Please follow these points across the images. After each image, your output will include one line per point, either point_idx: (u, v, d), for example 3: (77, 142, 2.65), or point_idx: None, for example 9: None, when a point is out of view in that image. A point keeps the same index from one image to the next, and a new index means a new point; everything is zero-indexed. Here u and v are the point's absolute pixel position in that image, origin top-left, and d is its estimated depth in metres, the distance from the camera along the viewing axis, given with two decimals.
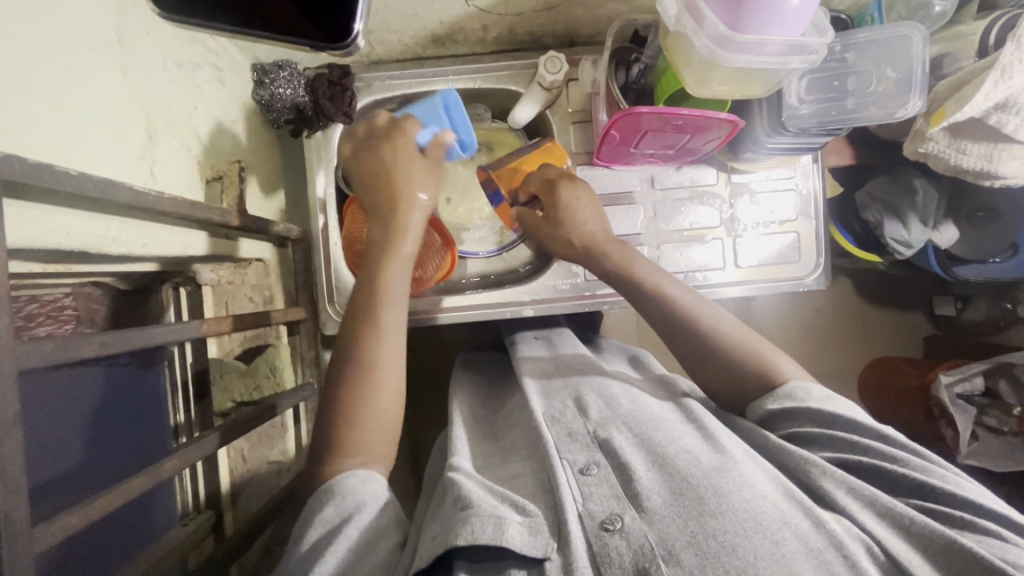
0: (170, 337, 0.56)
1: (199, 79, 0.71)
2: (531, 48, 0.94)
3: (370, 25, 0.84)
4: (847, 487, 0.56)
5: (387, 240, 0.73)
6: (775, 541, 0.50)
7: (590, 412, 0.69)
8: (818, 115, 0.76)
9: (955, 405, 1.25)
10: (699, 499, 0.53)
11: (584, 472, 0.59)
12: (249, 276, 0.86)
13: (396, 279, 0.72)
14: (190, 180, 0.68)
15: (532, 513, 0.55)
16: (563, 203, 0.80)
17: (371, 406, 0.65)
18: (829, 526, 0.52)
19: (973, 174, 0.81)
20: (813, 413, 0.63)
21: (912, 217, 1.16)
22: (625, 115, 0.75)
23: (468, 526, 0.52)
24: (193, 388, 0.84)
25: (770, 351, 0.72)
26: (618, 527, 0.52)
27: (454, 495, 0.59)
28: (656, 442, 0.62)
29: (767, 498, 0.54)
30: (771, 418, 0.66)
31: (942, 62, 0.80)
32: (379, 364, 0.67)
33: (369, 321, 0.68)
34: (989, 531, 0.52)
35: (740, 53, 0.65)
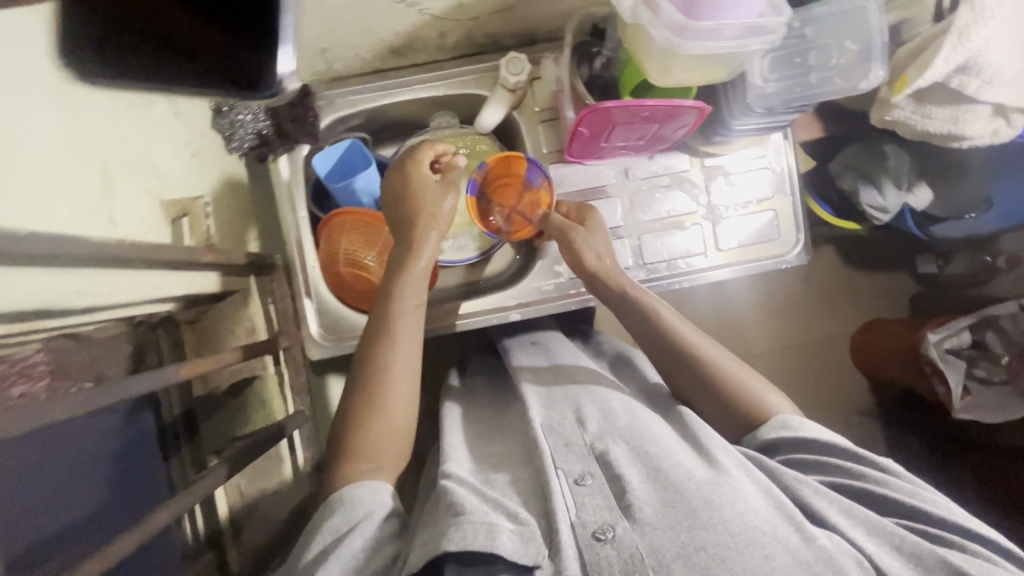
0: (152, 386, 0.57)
1: (154, 117, 0.69)
2: (491, 50, 0.92)
3: (326, 44, 0.80)
4: (840, 508, 0.58)
5: (404, 259, 0.76)
6: (765, 555, 0.51)
7: (587, 424, 0.67)
8: (783, 93, 0.77)
9: (945, 361, 1.27)
10: (691, 510, 0.54)
11: (580, 482, 0.59)
12: (227, 310, 0.87)
13: (411, 300, 0.74)
14: (151, 222, 0.66)
15: (525, 520, 0.56)
16: (591, 225, 0.86)
17: (385, 412, 0.68)
18: (818, 542, 0.53)
19: (940, 138, 0.82)
20: (809, 442, 0.65)
21: (887, 181, 1.17)
22: (591, 111, 0.74)
23: (460, 532, 0.53)
24: (184, 426, 0.85)
25: (756, 383, 0.74)
26: (610, 537, 0.54)
27: (447, 504, 0.59)
28: (655, 456, 0.61)
29: (759, 513, 0.54)
30: (765, 448, 0.67)
31: (900, 29, 0.79)
32: (393, 372, 0.70)
33: (385, 388, 0.69)
34: (974, 552, 0.55)
35: (699, 41, 0.65)
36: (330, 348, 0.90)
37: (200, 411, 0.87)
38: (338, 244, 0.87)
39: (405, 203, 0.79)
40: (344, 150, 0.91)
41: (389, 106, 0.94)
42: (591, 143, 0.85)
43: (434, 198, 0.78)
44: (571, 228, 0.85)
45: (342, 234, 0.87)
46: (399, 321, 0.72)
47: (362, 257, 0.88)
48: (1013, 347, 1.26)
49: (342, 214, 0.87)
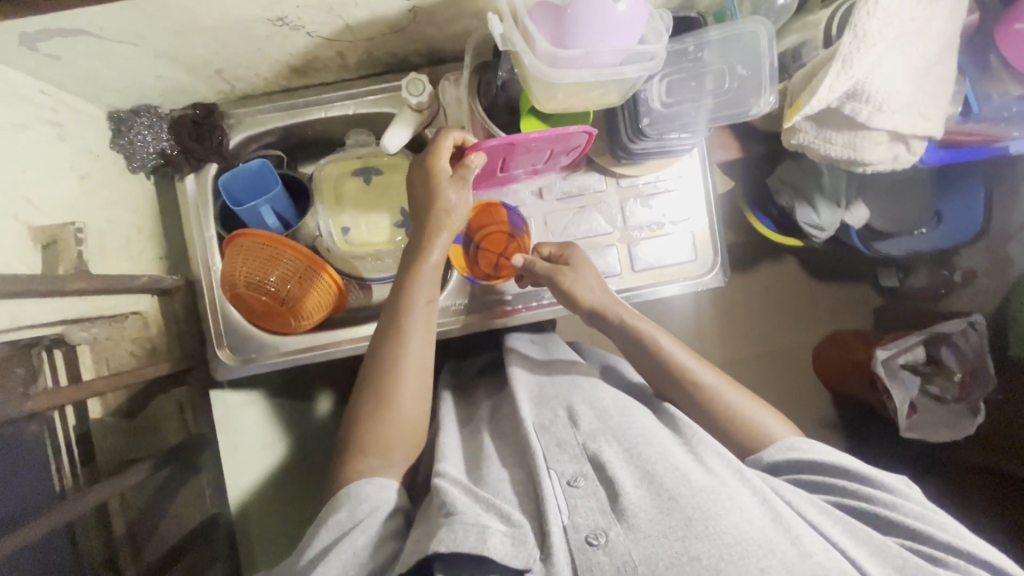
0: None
1: (29, 140, 0.69)
2: (400, 68, 0.91)
3: (218, 65, 0.79)
4: (846, 526, 0.59)
5: (419, 254, 0.75)
6: (760, 568, 0.51)
7: (580, 422, 0.68)
8: (677, 118, 0.77)
9: (895, 379, 1.25)
10: (686, 518, 0.54)
11: (572, 483, 0.60)
12: (127, 329, 0.84)
13: (422, 296, 0.74)
14: (20, 248, 0.65)
15: (517, 522, 0.57)
16: (574, 260, 0.87)
17: (394, 410, 0.70)
18: (815, 557, 0.52)
19: (844, 163, 0.80)
20: (817, 464, 0.66)
21: (821, 199, 1.16)
22: (472, 150, 0.74)
23: (451, 533, 0.55)
24: (80, 450, 0.80)
25: (758, 413, 0.74)
26: (601, 542, 0.54)
27: (438, 503, 0.61)
28: (651, 460, 0.62)
29: (755, 524, 0.54)
30: (770, 470, 0.68)
31: (800, 51, 0.78)
32: (400, 370, 0.71)
33: (396, 382, 0.71)
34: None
35: (572, 68, 0.64)
36: (234, 368, 0.91)
37: (94, 432, 0.83)
38: (239, 269, 0.83)
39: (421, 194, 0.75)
40: (256, 170, 0.88)
41: (300, 125, 0.93)
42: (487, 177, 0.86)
43: (449, 184, 0.74)
44: (559, 272, 0.85)
45: (243, 257, 0.82)
46: (411, 319, 0.73)
47: (263, 282, 0.84)
48: (965, 363, 1.26)
49: (241, 236, 0.81)
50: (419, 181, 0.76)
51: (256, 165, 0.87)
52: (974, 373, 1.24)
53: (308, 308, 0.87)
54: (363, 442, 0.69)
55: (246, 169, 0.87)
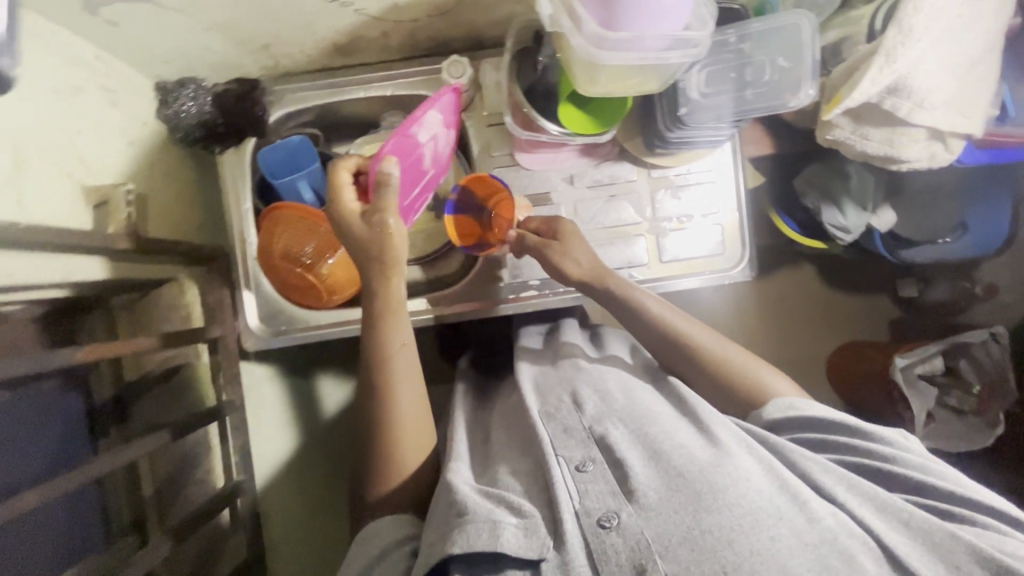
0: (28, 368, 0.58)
1: (82, 104, 0.71)
2: (441, 52, 0.93)
3: (266, 39, 0.81)
4: (849, 485, 0.58)
5: (379, 298, 0.71)
6: (771, 536, 0.51)
7: (584, 406, 0.67)
8: (716, 109, 0.78)
9: (916, 389, 1.22)
10: (695, 494, 0.54)
11: (581, 468, 0.59)
12: (166, 296, 0.88)
13: (396, 339, 0.72)
14: (74, 205, 0.67)
15: (528, 513, 0.56)
16: (565, 232, 0.85)
17: (396, 458, 0.69)
18: (822, 522, 0.53)
19: (880, 160, 0.80)
20: (813, 421, 0.65)
21: (848, 201, 1.15)
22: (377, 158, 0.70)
23: (463, 533, 0.54)
24: (113, 413, 0.85)
25: (755, 366, 0.74)
26: (614, 524, 0.54)
27: (450, 501, 0.60)
28: (658, 438, 0.61)
29: (762, 493, 0.55)
30: (773, 427, 0.67)
31: (841, 47, 0.78)
32: (393, 425, 0.70)
33: (394, 440, 0.70)
34: (986, 526, 0.55)
35: (618, 51, 0.65)
36: (266, 340, 0.92)
37: (131, 392, 0.87)
38: (273, 242, 0.85)
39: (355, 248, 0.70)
40: (294, 147, 0.90)
41: (339, 104, 0.95)
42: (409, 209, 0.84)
43: (373, 226, 0.68)
44: (548, 246, 0.84)
45: (276, 230, 0.84)
46: (393, 367, 0.71)
47: (298, 255, 0.85)
48: (984, 376, 1.24)
49: (280, 208, 0.83)
50: (345, 233, 0.70)
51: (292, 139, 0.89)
52: (992, 388, 1.23)
53: (342, 281, 0.89)
54: (372, 500, 0.69)
55: (286, 143, 0.89)
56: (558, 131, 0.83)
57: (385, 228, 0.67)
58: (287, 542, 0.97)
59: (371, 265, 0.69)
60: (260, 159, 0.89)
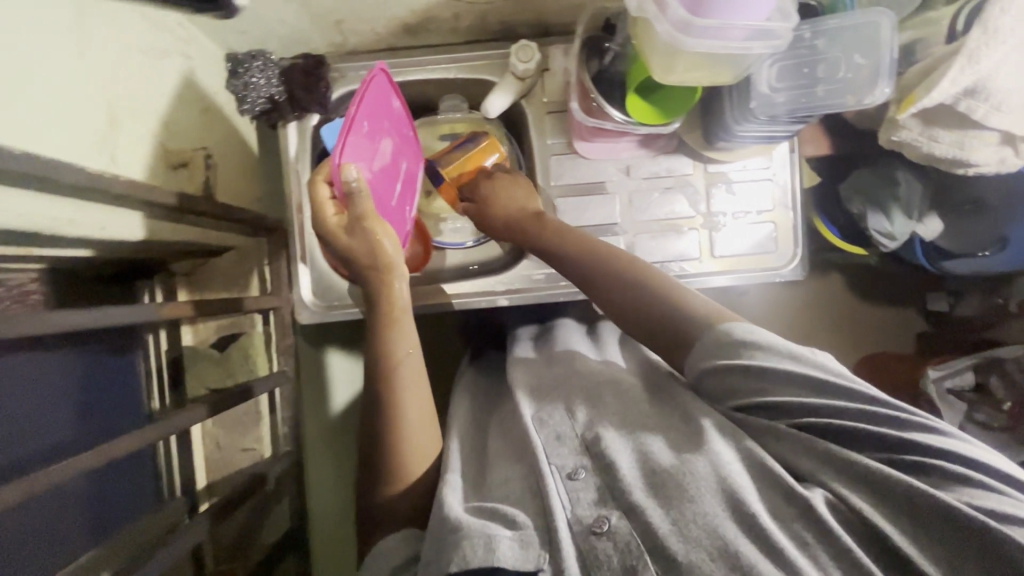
0: (124, 317, 0.57)
1: (167, 67, 0.72)
2: (505, 37, 0.94)
3: (341, 15, 0.82)
4: (830, 457, 0.51)
5: (383, 303, 0.72)
6: (749, 513, 0.49)
7: (577, 412, 0.64)
8: (789, 103, 0.77)
9: (944, 400, 1.24)
10: (678, 487, 0.51)
11: (573, 476, 0.56)
12: (223, 263, 0.90)
13: (402, 347, 0.70)
14: (155, 164, 0.69)
15: (522, 524, 0.53)
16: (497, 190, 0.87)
17: (404, 472, 0.64)
18: (805, 501, 0.49)
19: (946, 163, 0.80)
20: (768, 375, 0.55)
21: (896, 208, 1.15)
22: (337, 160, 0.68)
23: (458, 551, 0.51)
24: (168, 375, 0.87)
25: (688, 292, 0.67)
26: (606, 529, 0.51)
27: (442, 521, 0.55)
28: (648, 437, 0.58)
29: (740, 474, 0.52)
30: (702, 374, 0.60)
31: (913, 48, 0.78)
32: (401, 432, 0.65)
33: (400, 448, 0.65)
34: (984, 487, 0.47)
35: (703, 38, 0.65)
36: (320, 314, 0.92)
37: (185, 358, 0.88)
38: None
39: (352, 261, 0.73)
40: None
41: (400, 85, 0.95)
42: (398, 217, 0.85)
43: (361, 237, 0.71)
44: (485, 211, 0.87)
45: None
46: (401, 378, 0.68)
47: None
48: (1016, 393, 1.19)
49: None
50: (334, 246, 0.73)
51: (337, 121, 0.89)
52: None
53: None
54: (375, 513, 0.64)
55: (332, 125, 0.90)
56: (622, 119, 0.83)
57: (376, 238, 0.70)
58: (330, 514, 0.99)
59: (367, 275, 0.72)
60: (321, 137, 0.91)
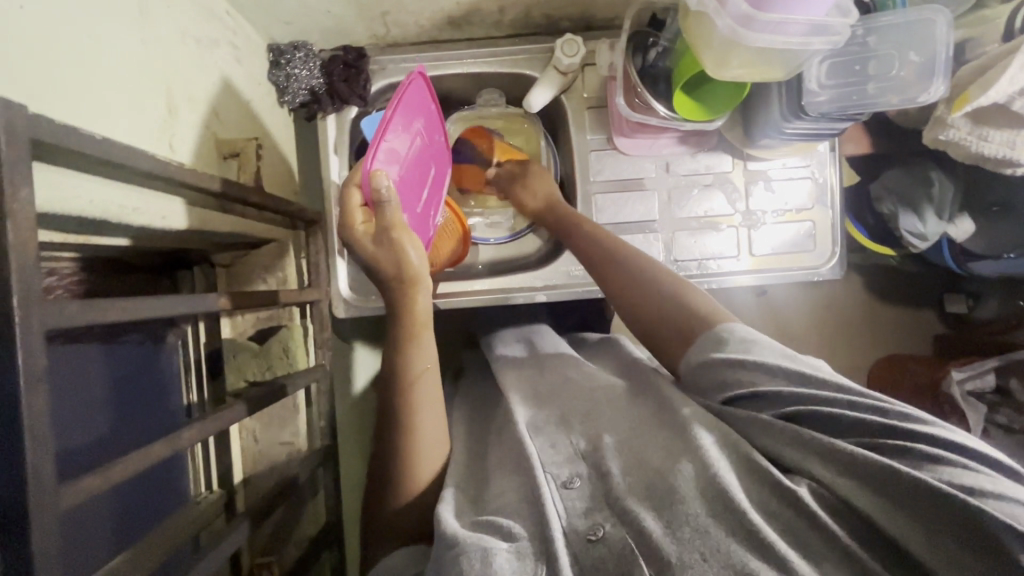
0: (183, 307, 0.55)
1: (217, 56, 0.72)
2: (546, 32, 0.94)
3: (387, 7, 0.82)
4: (805, 442, 0.51)
5: (405, 318, 0.67)
6: (742, 510, 0.47)
7: (573, 424, 0.62)
8: (838, 100, 0.76)
9: (967, 401, 1.22)
10: (669, 489, 0.50)
11: (566, 486, 0.55)
12: (262, 258, 0.89)
13: (419, 363, 0.68)
14: (207, 155, 0.68)
15: (518, 536, 0.51)
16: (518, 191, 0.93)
17: (415, 483, 0.64)
18: (793, 490, 0.48)
19: (993, 162, 0.80)
20: (748, 367, 0.57)
21: (929, 209, 1.14)
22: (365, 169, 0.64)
23: (456, 567, 0.49)
24: (206, 366, 0.86)
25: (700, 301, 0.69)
26: (600, 536, 0.50)
27: (440, 539, 0.53)
28: (638, 439, 0.57)
29: (727, 471, 0.50)
30: (699, 367, 0.62)
31: (965, 47, 0.78)
32: (411, 447, 0.65)
33: (413, 459, 0.64)
34: (969, 465, 0.46)
35: (762, 33, 0.65)
36: (355, 307, 0.93)
37: (224, 351, 0.87)
38: None
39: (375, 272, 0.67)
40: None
41: (440, 78, 0.94)
42: (424, 225, 0.81)
43: (387, 248, 0.65)
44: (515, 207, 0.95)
45: None
46: (416, 391, 0.66)
47: None
48: None
49: None
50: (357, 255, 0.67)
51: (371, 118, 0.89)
52: None
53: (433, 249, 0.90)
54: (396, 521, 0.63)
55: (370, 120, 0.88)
56: (666, 114, 0.83)
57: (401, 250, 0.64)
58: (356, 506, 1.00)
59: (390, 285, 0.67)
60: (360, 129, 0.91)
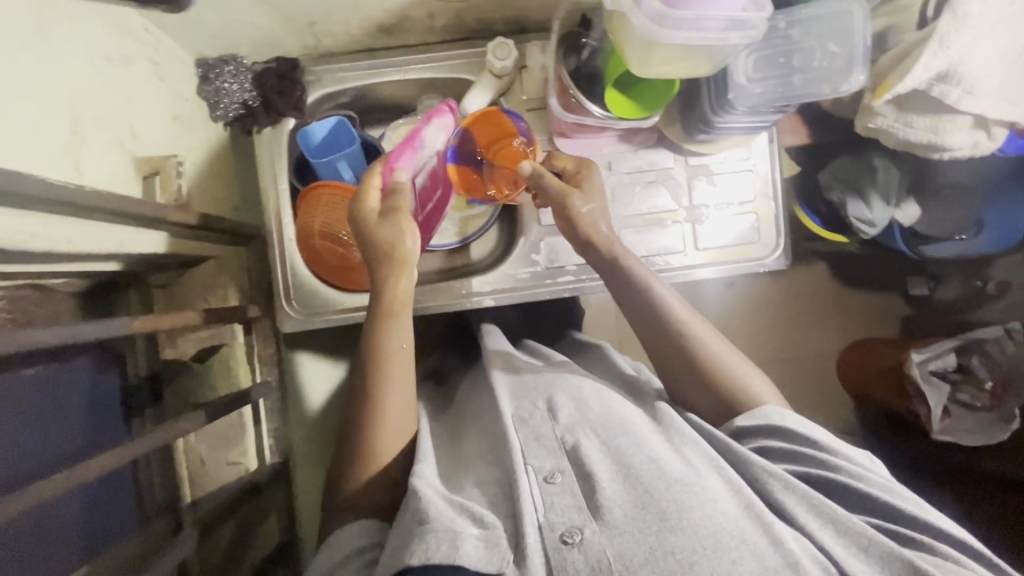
0: (86, 335, 0.52)
1: (133, 74, 0.71)
2: (482, 36, 0.93)
3: (314, 17, 0.81)
4: (807, 503, 0.54)
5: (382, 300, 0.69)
6: (732, 560, 0.48)
7: (558, 413, 0.61)
8: (767, 92, 0.77)
9: (928, 381, 1.20)
10: (660, 513, 0.50)
11: (548, 480, 0.54)
12: (201, 276, 0.86)
13: (395, 342, 0.69)
14: (125, 175, 0.67)
15: (491, 524, 0.52)
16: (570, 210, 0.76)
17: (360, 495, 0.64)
18: (787, 545, 0.49)
19: (921, 148, 0.81)
20: (779, 433, 0.61)
21: (876, 195, 1.14)
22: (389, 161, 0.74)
23: (423, 543, 0.50)
24: (150, 390, 0.86)
25: (732, 356, 0.69)
26: (577, 540, 0.50)
27: (414, 511, 0.55)
28: (627, 450, 0.56)
29: (727, 515, 0.51)
30: (738, 435, 0.63)
31: (886, 36, 0.79)
32: (370, 448, 0.66)
33: (372, 457, 0.66)
34: (947, 556, 0.51)
35: (678, 30, 0.65)
36: (301, 321, 0.90)
37: (166, 372, 0.87)
38: (313, 218, 0.86)
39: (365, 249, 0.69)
40: (332, 127, 0.87)
41: (378, 87, 0.93)
42: None
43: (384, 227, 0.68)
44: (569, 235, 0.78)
45: (318, 207, 0.86)
46: (387, 371, 0.68)
47: (338, 232, 0.86)
48: (997, 371, 1.21)
49: (323, 184, 0.85)
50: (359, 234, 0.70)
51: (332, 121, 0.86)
52: (1006, 382, 1.20)
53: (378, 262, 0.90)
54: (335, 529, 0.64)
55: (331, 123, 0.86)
56: (602, 114, 0.83)
57: (399, 228, 0.68)
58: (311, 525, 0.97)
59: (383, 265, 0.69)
60: (297, 141, 0.88)
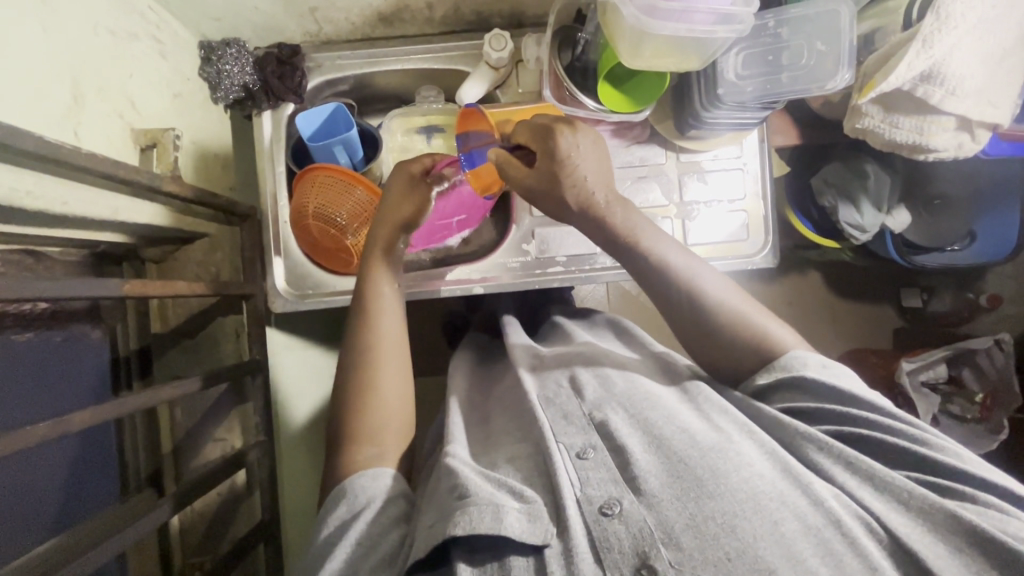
0: (77, 291, 0.53)
1: (136, 49, 0.72)
2: (480, 29, 0.95)
3: (314, 2, 0.84)
4: (844, 461, 0.54)
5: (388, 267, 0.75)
6: (774, 520, 0.48)
7: (585, 391, 0.63)
8: (755, 89, 0.79)
9: (918, 392, 1.20)
10: (697, 480, 0.50)
11: (581, 455, 0.55)
12: (195, 252, 0.88)
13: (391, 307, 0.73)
14: (122, 144, 0.69)
15: (531, 498, 0.52)
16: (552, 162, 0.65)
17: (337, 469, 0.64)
18: (827, 503, 0.49)
19: (907, 149, 0.82)
20: (826, 388, 0.58)
21: (865, 201, 1.15)
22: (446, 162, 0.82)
23: (466, 516, 0.49)
24: (136, 365, 0.87)
25: (757, 314, 0.66)
26: (616, 512, 0.49)
27: (451, 485, 0.55)
28: (658, 423, 0.57)
29: (764, 477, 0.51)
30: (761, 392, 0.62)
31: (873, 37, 0.81)
32: (365, 404, 0.66)
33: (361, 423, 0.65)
34: (989, 504, 0.50)
35: (666, 21, 0.67)
36: (294, 303, 0.91)
37: (152, 349, 0.88)
38: (307, 200, 0.86)
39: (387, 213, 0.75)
40: (330, 112, 0.88)
41: (376, 75, 0.95)
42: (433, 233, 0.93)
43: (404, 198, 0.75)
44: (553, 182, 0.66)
45: (312, 189, 0.86)
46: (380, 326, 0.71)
47: (331, 215, 0.86)
48: (987, 385, 1.21)
49: (315, 167, 0.85)
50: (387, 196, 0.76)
51: (326, 107, 0.88)
52: (995, 395, 1.20)
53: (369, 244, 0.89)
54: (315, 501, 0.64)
55: (330, 111, 0.88)
56: (595, 106, 0.84)
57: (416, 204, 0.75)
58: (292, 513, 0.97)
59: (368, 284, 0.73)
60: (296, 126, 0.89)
